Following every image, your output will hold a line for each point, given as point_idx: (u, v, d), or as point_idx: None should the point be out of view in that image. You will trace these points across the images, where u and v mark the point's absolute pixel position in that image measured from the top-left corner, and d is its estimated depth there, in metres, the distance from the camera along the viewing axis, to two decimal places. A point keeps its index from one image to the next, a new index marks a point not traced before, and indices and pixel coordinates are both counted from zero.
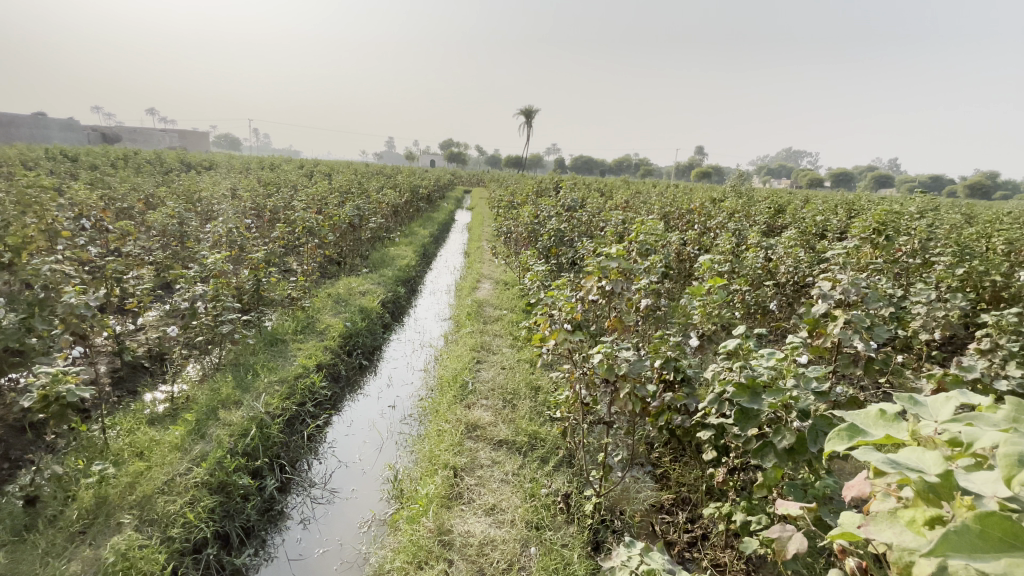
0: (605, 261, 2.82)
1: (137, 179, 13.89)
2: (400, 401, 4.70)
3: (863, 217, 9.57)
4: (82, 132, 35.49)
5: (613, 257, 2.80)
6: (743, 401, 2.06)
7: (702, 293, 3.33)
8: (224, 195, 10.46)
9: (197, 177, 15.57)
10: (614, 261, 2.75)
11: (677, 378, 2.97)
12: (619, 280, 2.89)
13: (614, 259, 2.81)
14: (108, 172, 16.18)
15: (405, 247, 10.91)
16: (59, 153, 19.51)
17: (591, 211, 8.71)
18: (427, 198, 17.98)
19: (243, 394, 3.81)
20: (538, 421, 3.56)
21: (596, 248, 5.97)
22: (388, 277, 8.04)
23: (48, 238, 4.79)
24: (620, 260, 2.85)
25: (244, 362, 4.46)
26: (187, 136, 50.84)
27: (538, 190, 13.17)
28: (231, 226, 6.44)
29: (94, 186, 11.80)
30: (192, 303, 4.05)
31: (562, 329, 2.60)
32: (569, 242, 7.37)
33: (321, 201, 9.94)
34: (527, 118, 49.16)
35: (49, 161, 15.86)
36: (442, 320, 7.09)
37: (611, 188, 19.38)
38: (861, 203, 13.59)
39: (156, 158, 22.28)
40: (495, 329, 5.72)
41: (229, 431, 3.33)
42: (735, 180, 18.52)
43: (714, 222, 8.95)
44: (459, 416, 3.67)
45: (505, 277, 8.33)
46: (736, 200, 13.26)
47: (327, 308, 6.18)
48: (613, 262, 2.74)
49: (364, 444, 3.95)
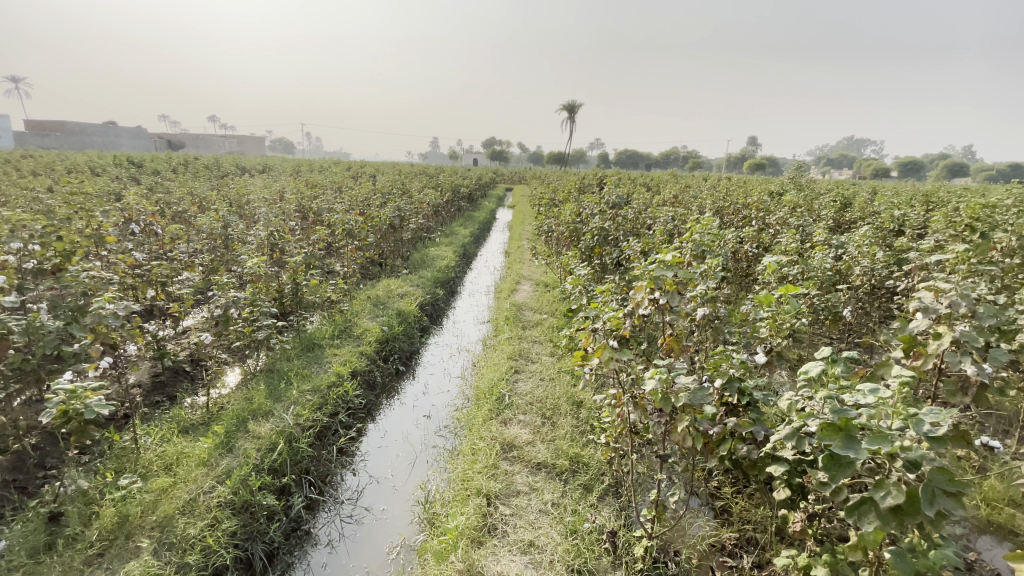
0: (659, 269, 2.46)
1: (194, 184, 14.54)
2: (435, 411, 4.49)
3: (944, 210, 8.62)
4: (150, 140, 37.81)
5: (669, 264, 2.45)
6: (835, 447, 1.68)
7: (769, 302, 2.91)
8: (271, 198, 10.70)
9: (248, 180, 16.16)
10: (669, 270, 2.39)
11: (742, 402, 2.62)
12: (674, 292, 2.53)
13: (669, 268, 2.45)
14: (169, 178, 17.01)
15: (445, 247, 10.80)
16: (128, 160, 20.81)
17: (637, 208, 8.26)
18: (468, 197, 17.95)
19: (273, 405, 3.69)
20: (581, 442, 3.24)
21: (644, 248, 5.55)
22: (427, 279, 7.90)
23: (96, 244, 4.90)
24: (676, 269, 2.49)
25: (278, 368, 4.37)
26: (244, 141, 53.27)
27: (580, 187, 12.77)
28: (272, 229, 6.46)
29: (155, 192, 12.37)
30: (224, 309, 4.00)
31: (608, 349, 2.28)
32: (614, 242, 6.97)
33: (362, 202, 9.95)
34: (569, 113, 48.44)
35: (118, 168, 16.83)
36: (481, 323, 6.86)
37: (657, 183, 18.66)
38: (939, 194, 12.37)
39: (214, 163, 23.33)
40: (534, 335, 5.42)
41: (256, 445, 3.21)
42: (793, 172, 17.37)
43: (773, 218, 8.28)
44: (494, 434, 3.40)
45: (546, 278, 8.02)
46: (795, 194, 12.36)
47: (365, 310, 6.08)
48: (668, 272, 2.39)
49: (396, 458, 3.75)
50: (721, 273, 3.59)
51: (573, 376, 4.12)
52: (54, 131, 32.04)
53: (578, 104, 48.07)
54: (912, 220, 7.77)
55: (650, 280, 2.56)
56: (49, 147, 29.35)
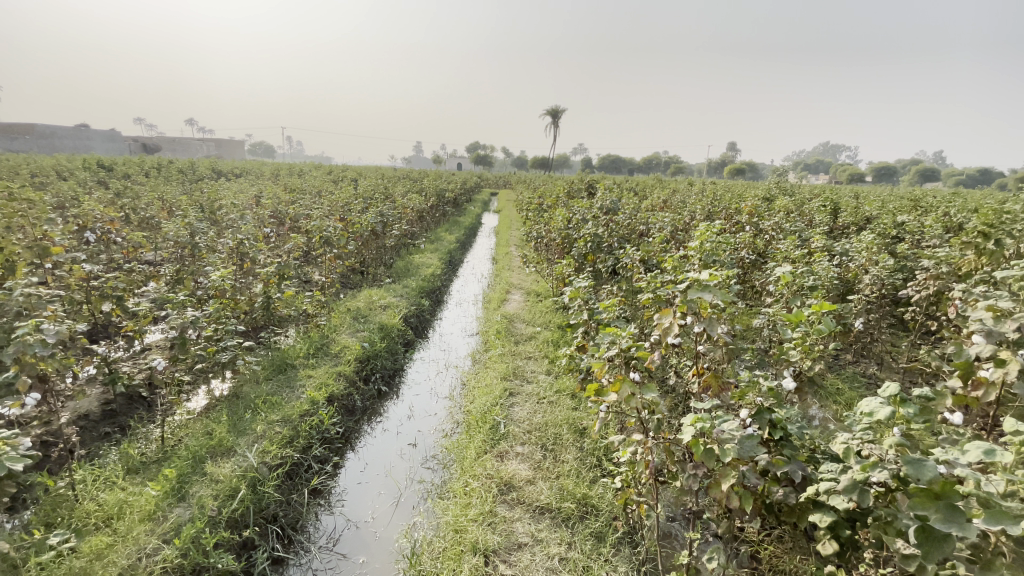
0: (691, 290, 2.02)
1: (168, 187, 14.01)
2: (421, 438, 4.08)
3: (939, 217, 8.49)
4: (124, 143, 36.58)
5: (707, 286, 1.99)
6: (934, 520, 1.36)
7: (800, 320, 2.59)
8: (247, 204, 10.17)
9: (223, 184, 15.56)
10: (704, 292, 1.95)
11: (777, 439, 2.30)
12: (710, 319, 2.10)
13: (706, 288, 2.00)
14: (140, 181, 16.25)
15: (430, 254, 10.38)
16: (98, 163, 20.00)
17: (631, 214, 7.96)
18: (453, 201, 17.60)
19: (236, 440, 3.25)
20: (587, 480, 2.87)
21: (644, 256, 5.22)
22: (412, 288, 7.48)
23: (38, 256, 4.39)
24: (717, 290, 2.03)
25: (244, 395, 3.91)
26: (223, 146, 52.08)
27: (568, 192, 12.47)
28: (244, 236, 5.99)
29: (123, 196, 11.75)
30: (183, 329, 3.52)
31: (632, 387, 1.92)
32: (609, 249, 6.65)
33: (342, 207, 9.48)
34: (554, 118, 48.35)
35: (86, 171, 16.05)
36: (469, 336, 6.46)
37: (644, 188, 18.58)
38: (925, 200, 12.35)
39: (189, 166, 22.49)
40: (528, 350, 5.04)
41: (213, 492, 2.78)
42: (779, 179, 17.35)
43: (770, 223, 8.05)
44: (490, 472, 3.01)
45: (537, 287, 7.65)
46: (785, 199, 12.23)
47: (344, 323, 5.63)
48: (704, 294, 1.95)
49: (378, 497, 3.34)
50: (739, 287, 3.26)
51: (574, 399, 3.74)
52: (20, 133, 30.67)
53: (561, 110, 48.12)
54: (909, 226, 7.61)
55: (679, 303, 2.13)
56: (15, 148, 28.20)
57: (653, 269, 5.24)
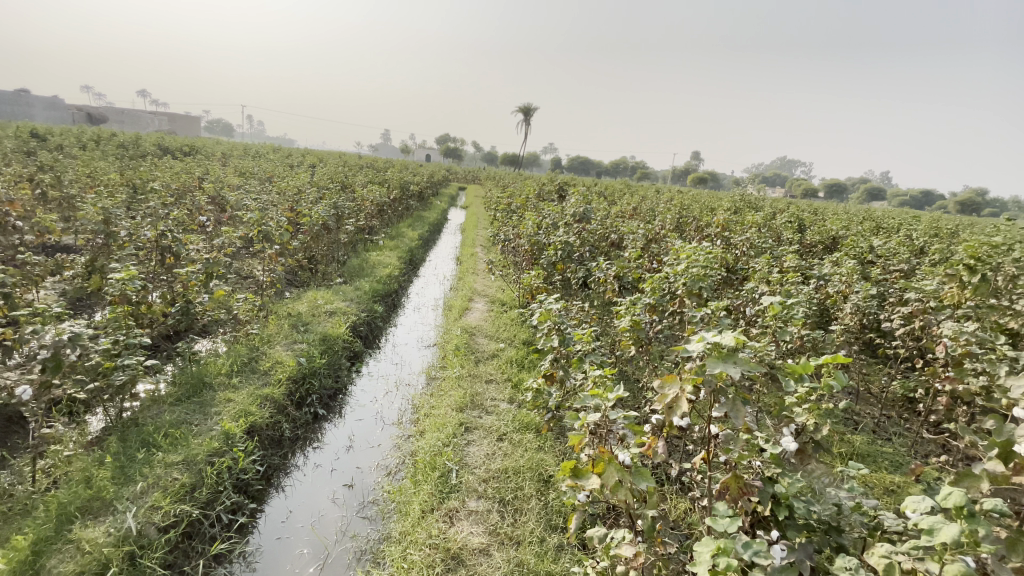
0: (716, 367, 1.52)
1: (102, 163, 12.73)
2: (360, 477, 3.53)
3: (903, 243, 8.53)
4: (65, 111, 33.75)
5: (738, 369, 1.48)
6: None
7: (805, 373, 2.18)
8: (187, 187, 9.23)
9: (167, 163, 14.33)
10: (737, 374, 1.46)
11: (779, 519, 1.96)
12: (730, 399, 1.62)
13: (736, 368, 1.50)
14: (74, 154, 14.80)
15: (389, 252, 9.73)
16: (29, 129, 18.23)
17: (603, 222, 7.58)
18: (418, 195, 16.91)
19: (120, 491, 2.63)
20: (551, 550, 2.40)
21: (618, 273, 4.79)
22: (365, 291, 6.84)
23: None
24: (750, 368, 1.54)
25: (144, 424, 3.25)
26: (176, 121, 48.96)
27: (538, 194, 12.05)
28: (167, 227, 5.19)
29: (46, 170, 10.51)
30: (59, 349, 2.78)
31: (617, 470, 1.55)
32: (580, 260, 6.22)
33: (292, 197, 8.67)
34: (526, 117, 47.94)
35: (11, 138, 14.40)
36: (425, 348, 5.90)
37: (614, 193, 18.36)
38: (885, 221, 12.60)
39: (133, 141, 20.85)
40: (489, 371, 4.53)
41: (75, 569, 2.17)
42: (746, 190, 17.43)
43: (742, 238, 7.83)
44: (435, 538, 2.49)
45: (502, 296, 7.15)
46: (753, 213, 12.20)
47: (281, 333, 4.95)
48: (735, 378, 1.45)
49: (299, 557, 2.77)
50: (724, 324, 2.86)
51: (538, 441, 3.27)
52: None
53: (533, 108, 47.83)
54: (879, 249, 7.54)
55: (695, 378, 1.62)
56: None
57: (629, 288, 4.81)
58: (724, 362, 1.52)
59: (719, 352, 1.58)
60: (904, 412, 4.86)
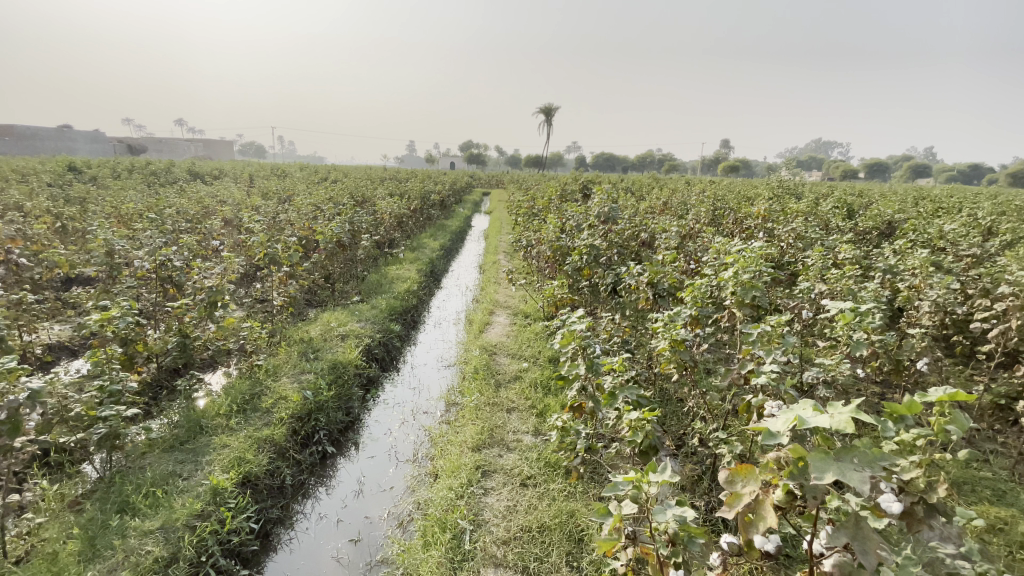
0: (825, 472, 1.11)
1: (131, 192, 12.95)
2: (367, 529, 3.13)
3: (972, 224, 7.62)
4: (108, 144, 35.33)
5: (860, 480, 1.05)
6: None
7: (910, 414, 1.62)
8: (205, 212, 9.16)
9: (193, 188, 14.53)
10: (864, 485, 1.05)
11: None
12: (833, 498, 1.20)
13: (856, 472, 1.09)
14: (108, 185, 15.23)
15: (409, 264, 9.41)
16: (69, 163, 18.96)
17: (631, 220, 7.01)
18: (440, 204, 16.67)
19: (83, 571, 2.29)
20: None
21: (652, 278, 4.24)
22: (380, 310, 6.49)
23: None
24: (870, 465, 1.13)
25: (127, 481, 2.94)
26: (209, 146, 50.71)
27: (561, 194, 11.55)
28: (169, 256, 4.95)
29: (76, 203, 10.69)
30: (17, 409, 2.45)
31: None
32: (607, 265, 5.68)
33: (307, 215, 8.44)
34: (547, 117, 47.35)
35: (51, 174, 14.89)
36: (445, 368, 5.49)
37: (640, 187, 17.65)
38: (943, 201, 11.52)
39: (166, 168, 21.45)
40: (511, 397, 4.07)
41: None
42: (784, 175, 16.39)
43: (787, 228, 7.12)
44: None
45: (525, 307, 6.69)
46: (794, 201, 11.34)
47: (288, 363, 4.62)
48: (863, 493, 1.04)
49: None
50: (786, 351, 2.37)
51: (566, 489, 2.79)
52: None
53: (553, 108, 47.26)
54: (946, 231, 6.69)
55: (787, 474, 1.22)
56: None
57: (664, 295, 4.25)
58: (838, 465, 1.11)
59: (825, 444, 1.16)
60: (998, 423, 4.15)
